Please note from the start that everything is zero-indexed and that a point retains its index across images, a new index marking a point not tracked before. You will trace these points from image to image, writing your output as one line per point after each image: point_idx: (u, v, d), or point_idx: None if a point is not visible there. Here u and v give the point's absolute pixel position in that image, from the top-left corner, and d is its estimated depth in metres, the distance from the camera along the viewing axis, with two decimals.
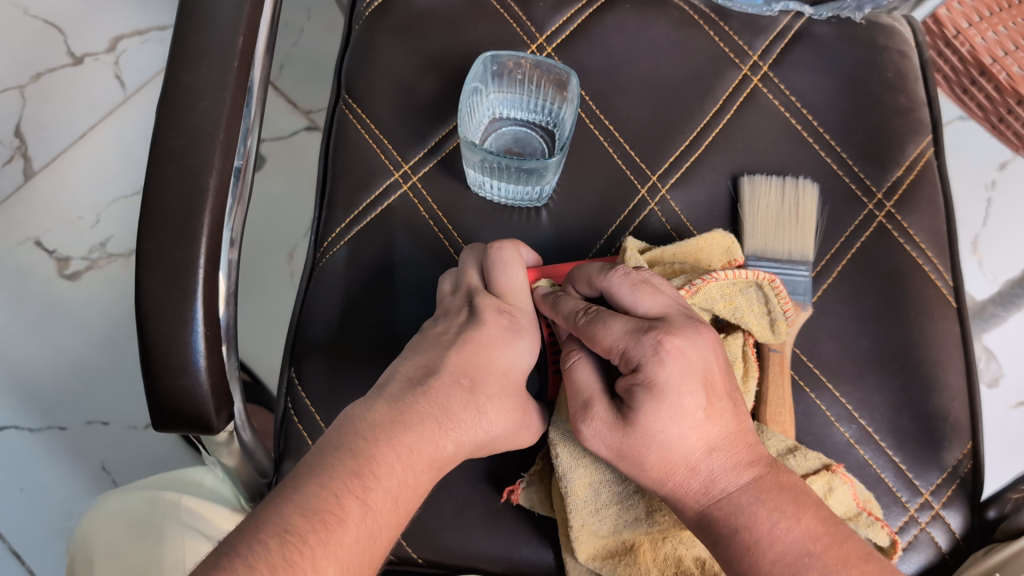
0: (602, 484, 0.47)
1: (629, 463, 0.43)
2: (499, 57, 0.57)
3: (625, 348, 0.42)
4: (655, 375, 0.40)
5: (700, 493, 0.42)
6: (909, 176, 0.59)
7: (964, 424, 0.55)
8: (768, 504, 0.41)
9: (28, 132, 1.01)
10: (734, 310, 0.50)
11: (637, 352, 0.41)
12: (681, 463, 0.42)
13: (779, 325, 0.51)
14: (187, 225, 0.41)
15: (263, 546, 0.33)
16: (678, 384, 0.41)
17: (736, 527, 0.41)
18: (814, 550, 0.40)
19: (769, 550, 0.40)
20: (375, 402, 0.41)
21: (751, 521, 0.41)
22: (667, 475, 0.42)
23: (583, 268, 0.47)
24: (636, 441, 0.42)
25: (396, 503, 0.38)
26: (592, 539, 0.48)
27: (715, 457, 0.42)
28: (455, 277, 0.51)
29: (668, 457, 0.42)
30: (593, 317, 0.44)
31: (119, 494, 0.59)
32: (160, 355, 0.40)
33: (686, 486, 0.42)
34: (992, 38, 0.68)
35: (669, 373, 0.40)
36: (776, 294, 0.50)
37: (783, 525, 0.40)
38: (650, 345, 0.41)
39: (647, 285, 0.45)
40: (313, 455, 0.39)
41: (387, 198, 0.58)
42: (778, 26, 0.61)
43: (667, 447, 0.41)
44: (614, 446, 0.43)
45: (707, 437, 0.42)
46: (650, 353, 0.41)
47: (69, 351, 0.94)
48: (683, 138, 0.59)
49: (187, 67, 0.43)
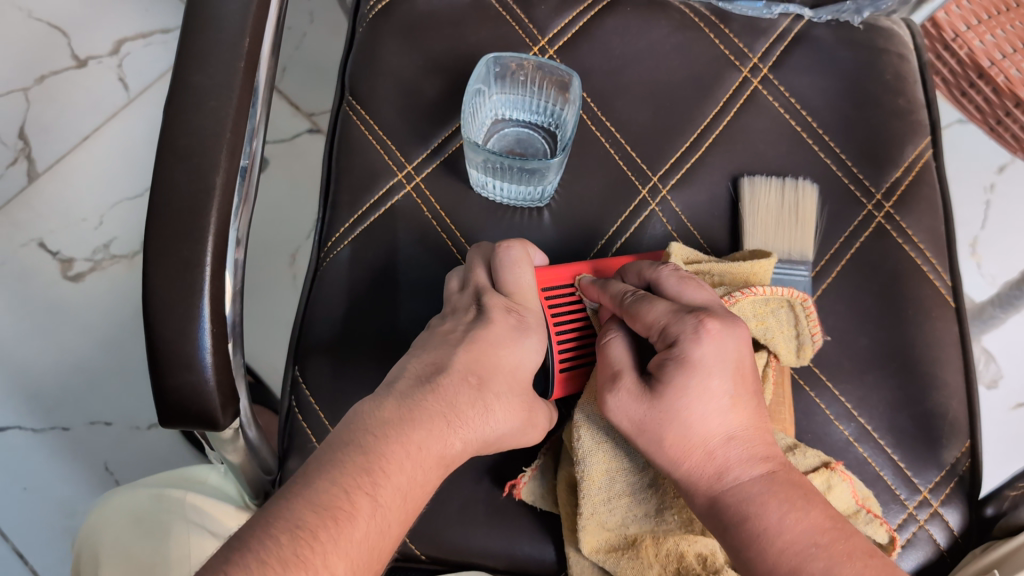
0: (617, 475, 0.48)
1: (646, 439, 0.43)
2: (502, 60, 0.58)
3: (666, 325, 0.43)
4: (691, 351, 0.42)
5: (712, 479, 0.42)
6: (908, 177, 0.60)
7: (963, 422, 0.55)
8: (779, 494, 0.41)
9: (32, 134, 1.01)
10: (766, 330, 0.50)
11: (677, 328, 0.42)
12: (700, 446, 0.42)
13: (805, 350, 0.50)
14: (194, 224, 0.42)
15: (274, 541, 0.34)
16: (709, 365, 0.42)
17: (745, 514, 0.41)
18: (821, 542, 0.39)
19: (777, 539, 0.39)
20: (384, 399, 0.42)
21: (760, 510, 0.40)
22: (684, 456, 0.42)
23: (636, 263, 0.49)
24: (660, 414, 0.42)
25: (405, 499, 0.39)
26: (597, 530, 0.48)
27: (733, 446, 0.42)
28: (462, 275, 0.52)
29: (688, 437, 0.42)
30: (638, 295, 0.45)
31: (125, 491, 0.59)
32: (169, 352, 0.41)
33: (700, 470, 0.42)
34: (989, 42, 0.68)
35: (705, 352, 0.42)
36: (807, 315, 0.50)
37: (791, 516, 0.40)
38: (691, 323, 0.42)
39: (693, 280, 0.46)
40: (324, 450, 0.39)
41: (391, 199, 0.59)
42: (778, 28, 0.62)
43: (689, 426, 0.42)
44: (635, 419, 0.43)
45: (728, 425, 0.43)
46: (690, 330, 0.42)
47: (73, 351, 0.95)
48: (684, 140, 0.60)
49: (194, 67, 0.43)
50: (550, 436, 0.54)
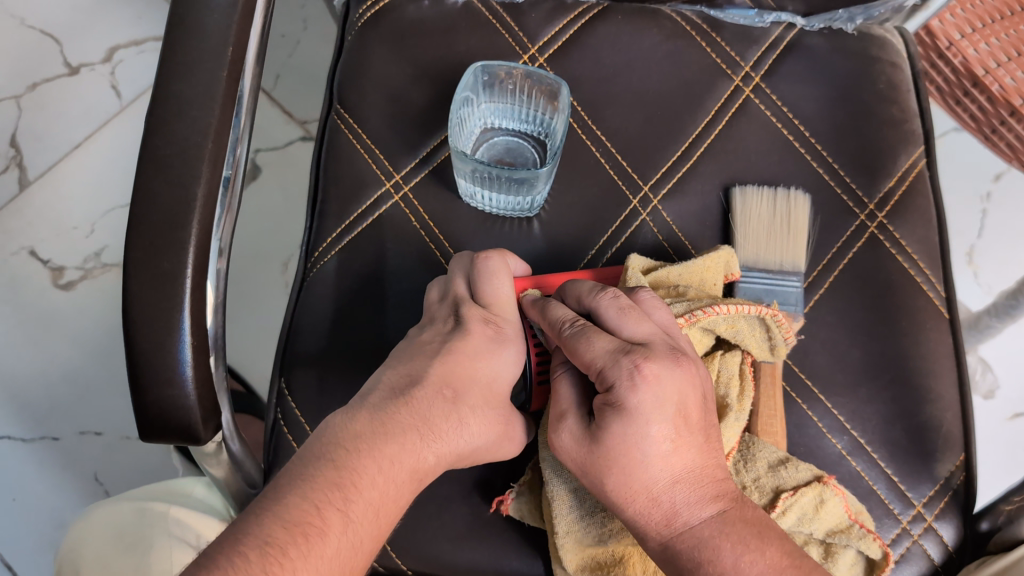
0: (588, 494, 0.48)
1: (591, 482, 0.42)
2: (490, 67, 0.57)
3: (602, 368, 0.42)
4: (627, 399, 0.40)
5: (662, 524, 0.41)
6: (901, 186, 0.59)
7: (958, 436, 0.55)
8: (732, 536, 0.40)
9: (23, 142, 1.01)
10: (737, 332, 0.50)
11: (613, 372, 0.41)
12: (642, 491, 0.41)
13: (779, 349, 0.51)
14: (175, 235, 0.41)
15: (243, 559, 0.33)
16: (647, 411, 0.40)
17: (699, 560, 0.40)
18: None
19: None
20: (357, 412, 0.41)
21: (715, 553, 0.40)
22: (627, 500, 0.41)
23: (576, 284, 0.47)
24: (600, 461, 0.41)
25: (377, 514, 0.38)
26: (578, 549, 0.48)
27: (679, 489, 0.41)
28: (442, 286, 0.51)
29: (629, 484, 0.41)
30: (574, 329, 0.43)
31: (111, 505, 0.59)
32: (146, 366, 0.40)
33: (646, 516, 0.41)
34: (984, 50, 0.68)
35: (640, 400, 0.40)
36: (777, 323, 0.50)
37: (746, 558, 0.39)
38: (626, 368, 0.41)
39: (637, 309, 0.44)
40: (294, 465, 0.38)
41: (378, 209, 0.58)
42: (770, 37, 0.62)
43: (627, 472, 0.41)
44: (578, 462, 0.43)
45: (673, 469, 0.41)
46: (625, 377, 0.41)
47: (63, 361, 0.94)
48: (675, 149, 0.59)
49: (174, 78, 0.43)
50: (535, 451, 0.54)
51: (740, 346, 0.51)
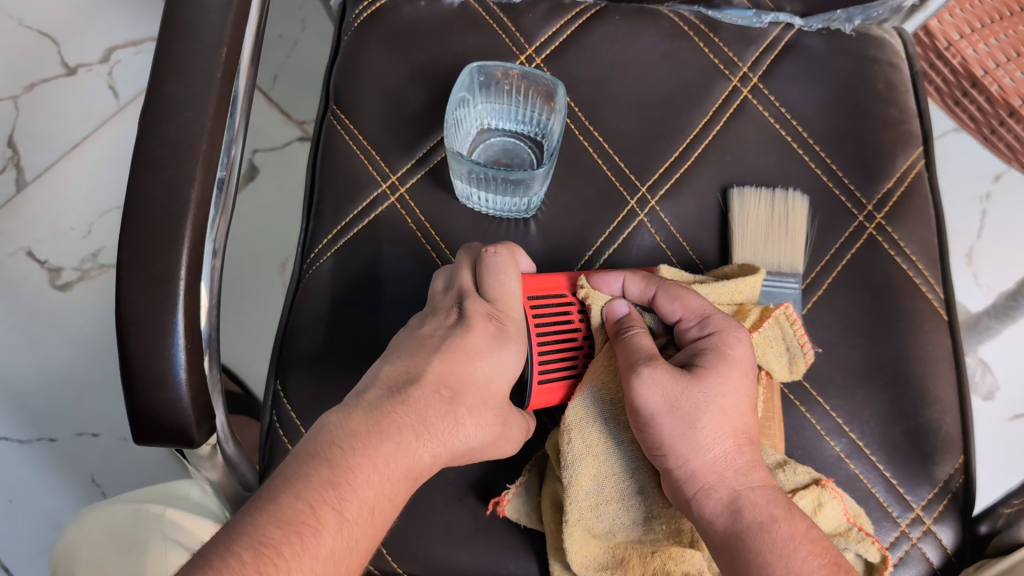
0: (606, 482, 0.47)
1: (678, 418, 0.44)
2: (486, 68, 0.57)
3: (710, 314, 0.47)
4: (735, 345, 0.46)
5: (738, 475, 0.44)
6: (899, 188, 0.59)
7: (957, 438, 0.54)
8: (789, 505, 0.43)
9: (21, 142, 1.01)
10: (755, 348, 0.50)
11: (723, 321, 0.47)
12: (728, 436, 0.44)
13: (797, 363, 0.50)
14: (169, 236, 0.41)
15: (237, 559, 0.33)
16: (744, 364, 0.46)
17: (772, 517, 0.42)
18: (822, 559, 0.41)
19: (801, 547, 0.41)
20: (351, 410, 0.41)
21: (780, 517, 0.42)
22: (716, 442, 0.44)
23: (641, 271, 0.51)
24: (703, 395, 0.44)
25: (372, 513, 0.38)
26: (584, 541, 0.47)
27: (749, 446, 0.45)
28: (447, 275, 0.51)
29: (720, 426, 0.44)
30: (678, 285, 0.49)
31: (106, 507, 0.59)
32: (140, 368, 0.40)
33: (719, 465, 0.44)
34: (983, 50, 0.68)
35: (743, 347, 0.46)
36: (792, 327, 0.50)
37: (798, 533, 0.41)
38: (733, 322, 0.47)
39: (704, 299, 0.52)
40: (288, 463, 0.38)
41: (374, 210, 0.58)
42: (768, 37, 0.61)
43: (725, 411, 0.44)
44: (671, 396, 0.44)
45: (745, 427, 0.45)
46: (733, 326, 0.47)
47: (60, 361, 0.94)
48: (672, 150, 0.59)
49: (169, 78, 0.42)
50: (533, 453, 0.54)
51: (760, 363, 0.50)
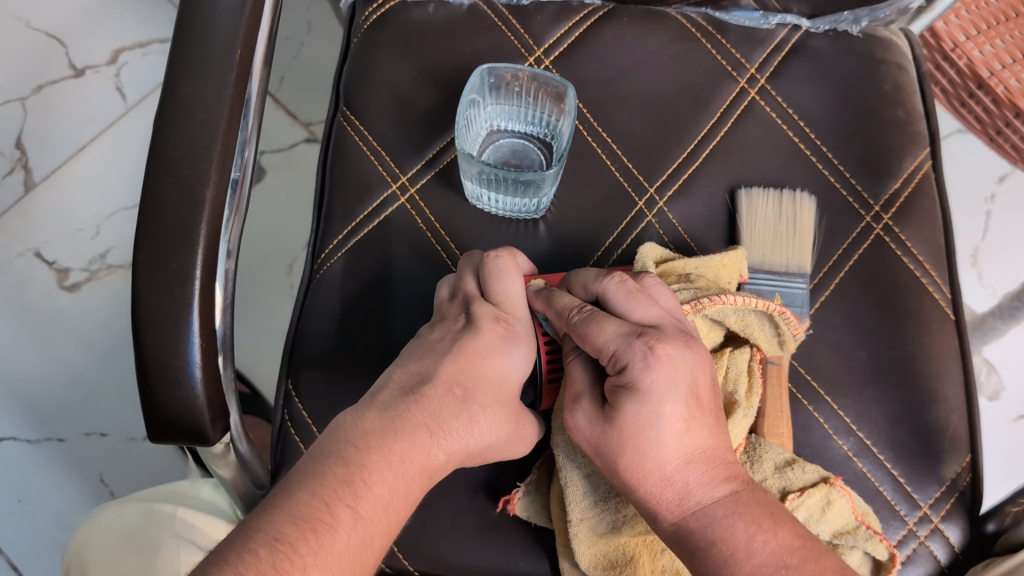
0: (602, 480, 0.48)
1: (607, 463, 0.43)
2: (496, 70, 0.57)
3: (615, 350, 0.42)
4: (640, 379, 0.41)
5: (674, 505, 0.41)
6: (907, 188, 0.59)
7: (964, 437, 0.55)
8: (745, 517, 0.40)
9: (29, 144, 1.01)
10: (745, 326, 0.50)
11: (626, 355, 0.42)
12: (655, 472, 0.41)
13: (787, 343, 0.50)
14: (184, 237, 0.41)
15: (253, 555, 0.33)
16: (661, 391, 0.41)
17: (711, 539, 0.40)
18: (790, 563, 0.38)
19: (746, 562, 0.39)
20: (368, 409, 0.41)
21: (727, 533, 0.40)
22: (639, 481, 0.42)
23: (581, 272, 0.48)
24: (615, 442, 0.42)
25: (388, 510, 0.38)
26: (591, 541, 0.47)
27: (692, 469, 0.41)
28: (452, 284, 0.51)
29: (643, 463, 0.41)
30: (585, 316, 0.44)
31: (116, 506, 0.60)
32: (155, 367, 0.40)
33: (659, 496, 0.41)
34: (989, 51, 0.68)
35: (654, 379, 0.41)
36: (785, 320, 0.49)
37: (759, 538, 0.39)
38: (639, 350, 0.41)
39: (644, 294, 0.45)
40: (307, 462, 0.38)
41: (384, 211, 0.58)
42: (776, 39, 0.62)
43: (644, 450, 0.41)
44: (593, 443, 0.43)
45: (686, 448, 0.41)
46: (639, 358, 0.41)
47: (68, 362, 0.94)
48: (680, 151, 0.59)
49: (183, 79, 0.43)
50: (543, 450, 0.54)
51: (749, 339, 0.50)
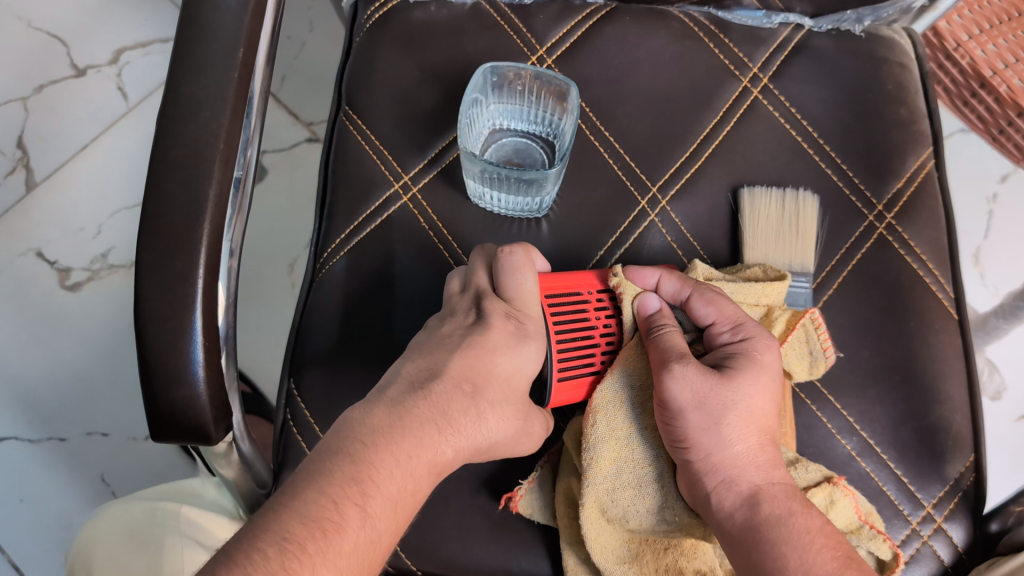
0: (626, 465, 0.47)
1: (704, 415, 0.44)
2: (500, 68, 0.57)
3: (743, 321, 0.48)
4: (767, 356, 0.47)
5: (757, 473, 0.45)
6: (909, 188, 0.59)
7: (967, 436, 0.55)
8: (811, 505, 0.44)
9: (30, 144, 1.01)
10: (779, 348, 0.51)
11: (755, 331, 0.48)
12: (748, 436, 0.45)
13: (818, 366, 0.52)
14: (187, 236, 0.41)
15: (262, 555, 0.33)
16: (768, 364, 0.47)
17: (788, 511, 0.43)
18: (850, 553, 0.42)
19: (818, 539, 0.42)
20: (374, 405, 0.41)
21: (797, 513, 0.43)
22: (736, 439, 0.45)
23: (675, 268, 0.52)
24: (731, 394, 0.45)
25: (396, 508, 0.38)
26: (599, 526, 0.47)
27: (767, 450, 0.46)
28: (463, 276, 0.51)
29: (740, 427, 0.45)
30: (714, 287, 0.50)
31: (119, 505, 0.60)
32: (159, 366, 0.40)
33: (741, 464, 0.45)
34: (992, 51, 0.68)
35: (773, 358, 0.47)
36: (818, 333, 0.51)
37: (825, 525, 0.43)
38: (768, 333, 0.48)
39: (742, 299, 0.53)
40: (313, 458, 0.38)
41: (387, 209, 0.58)
42: (778, 38, 0.62)
43: (745, 412, 0.45)
44: (697, 394, 0.45)
45: (766, 427, 0.46)
46: (767, 339, 0.48)
47: (70, 362, 0.94)
48: (683, 150, 0.59)
49: (188, 78, 0.43)
50: (547, 449, 0.54)
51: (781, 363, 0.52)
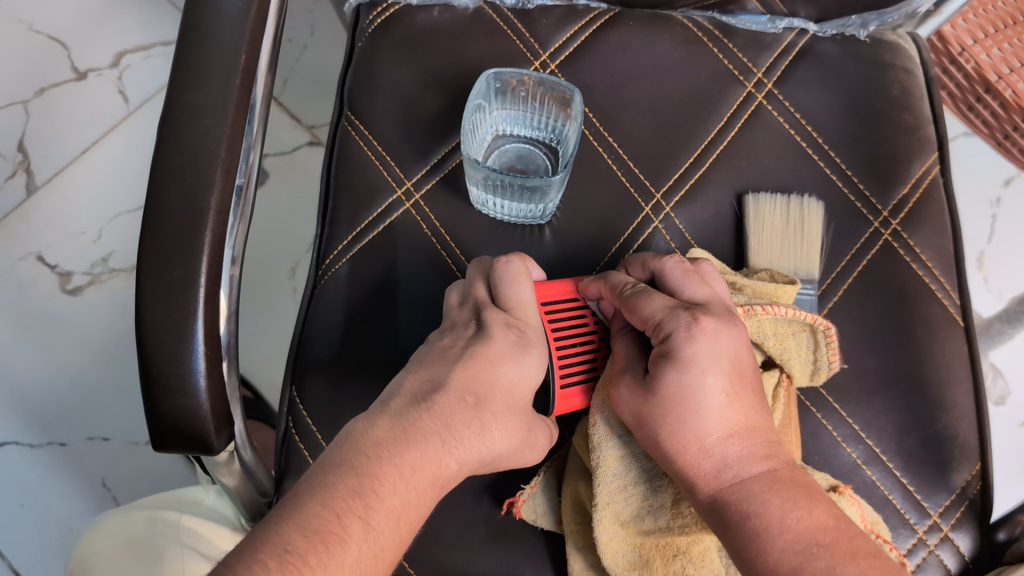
0: (633, 463, 0.47)
1: (645, 434, 0.43)
2: (502, 75, 0.56)
3: (660, 320, 0.44)
4: (684, 349, 0.42)
5: (711, 476, 0.42)
6: (915, 194, 0.59)
7: (974, 444, 0.54)
8: (781, 493, 0.41)
9: (31, 147, 1.01)
10: (783, 350, 0.51)
11: (671, 325, 0.43)
12: (695, 442, 0.42)
13: (819, 374, 0.51)
14: (188, 244, 0.41)
15: (262, 567, 0.33)
16: (703, 362, 0.42)
17: (748, 512, 0.41)
18: (822, 542, 0.39)
19: (779, 537, 0.40)
20: (378, 417, 0.41)
21: (762, 508, 0.41)
22: (679, 450, 0.42)
23: (639, 254, 0.50)
24: (658, 411, 0.42)
25: (400, 522, 0.38)
26: (614, 530, 0.47)
27: (731, 442, 0.42)
28: (462, 289, 0.51)
29: (684, 434, 0.42)
30: (636, 291, 0.46)
31: (118, 516, 0.60)
32: (160, 376, 0.40)
33: (696, 467, 0.42)
34: (997, 56, 0.68)
35: (699, 350, 0.42)
36: (828, 343, 0.50)
37: (794, 515, 0.40)
38: (684, 320, 0.43)
39: (699, 276, 0.47)
40: (317, 471, 0.38)
41: (389, 216, 0.58)
42: (782, 43, 0.61)
43: (683, 422, 0.42)
44: (633, 415, 0.44)
45: (726, 422, 0.43)
46: (683, 328, 0.43)
47: (71, 366, 0.94)
48: (687, 156, 0.59)
49: (189, 85, 0.42)
50: (551, 456, 0.54)
51: (783, 366, 0.51)
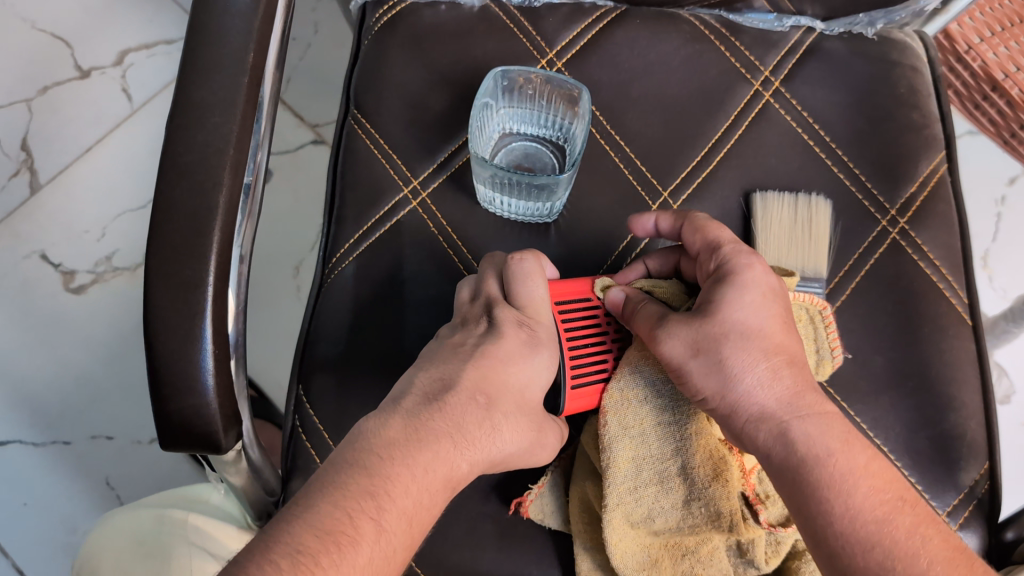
0: (644, 464, 0.47)
1: (704, 358, 0.44)
2: (510, 73, 0.56)
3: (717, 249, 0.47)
4: (745, 271, 0.45)
5: (778, 407, 0.43)
6: (922, 192, 0.59)
7: (982, 443, 0.54)
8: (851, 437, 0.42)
9: (34, 145, 1.01)
10: None
11: (729, 252, 0.47)
12: (759, 363, 0.44)
13: (824, 366, 0.50)
14: (197, 243, 0.41)
15: (275, 567, 0.32)
16: (762, 284, 0.45)
17: (826, 448, 0.41)
18: (894, 494, 0.40)
19: (858, 480, 0.40)
20: (389, 418, 0.40)
21: (838, 447, 0.41)
22: (745, 369, 0.43)
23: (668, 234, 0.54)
24: (721, 325, 0.44)
25: (411, 524, 0.38)
26: (623, 531, 0.47)
27: (788, 371, 0.44)
28: (473, 285, 0.50)
29: (749, 356, 0.44)
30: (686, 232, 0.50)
31: (125, 515, 0.60)
32: (169, 375, 0.39)
33: (763, 397, 0.43)
34: (1003, 53, 0.69)
35: (757, 272, 0.45)
36: (825, 327, 0.50)
37: (867, 461, 0.41)
38: (742, 252, 0.46)
39: None
40: (328, 471, 0.38)
41: (396, 214, 0.58)
42: (789, 41, 0.61)
43: (746, 337, 0.44)
44: (689, 341, 0.44)
45: (782, 348, 0.45)
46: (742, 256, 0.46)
47: (74, 365, 0.94)
48: (695, 154, 0.59)
49: (197, 83, 0.42)
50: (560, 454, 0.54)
51: None
